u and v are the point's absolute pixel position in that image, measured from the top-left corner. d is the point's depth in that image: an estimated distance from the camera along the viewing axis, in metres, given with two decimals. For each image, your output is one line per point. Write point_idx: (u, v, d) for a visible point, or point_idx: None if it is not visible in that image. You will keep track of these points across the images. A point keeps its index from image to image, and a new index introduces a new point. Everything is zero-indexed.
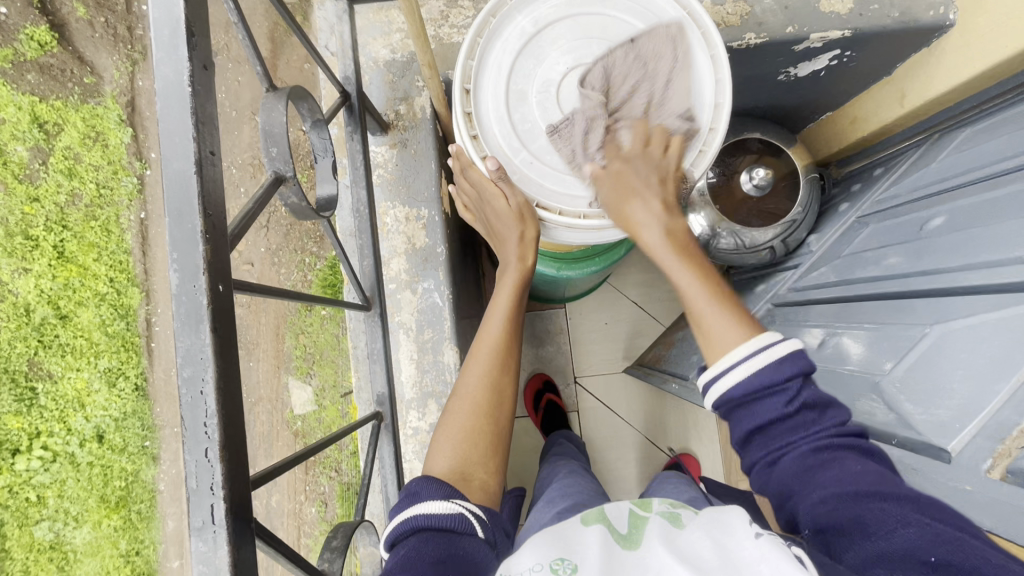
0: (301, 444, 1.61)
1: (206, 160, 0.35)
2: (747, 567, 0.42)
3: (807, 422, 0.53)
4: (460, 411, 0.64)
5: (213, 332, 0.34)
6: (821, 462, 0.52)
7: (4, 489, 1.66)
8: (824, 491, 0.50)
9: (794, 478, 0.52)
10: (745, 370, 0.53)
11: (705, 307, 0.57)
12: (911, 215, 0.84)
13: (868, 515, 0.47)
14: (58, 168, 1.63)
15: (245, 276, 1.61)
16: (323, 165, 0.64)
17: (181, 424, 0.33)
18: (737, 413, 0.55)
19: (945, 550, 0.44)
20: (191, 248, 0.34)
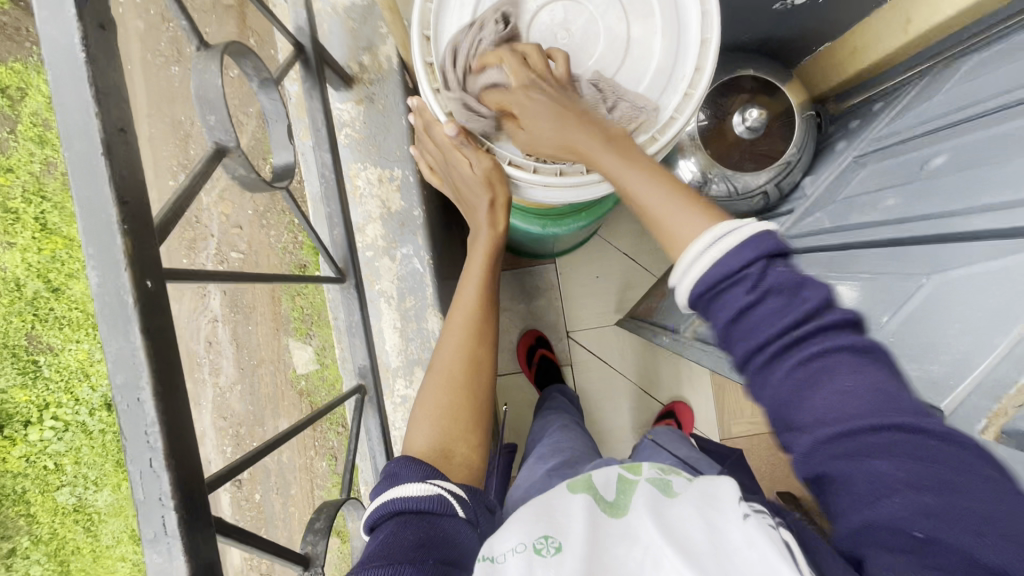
0: (307, 402, 1.60)
1: (117, 139, 0.31)
2: (736, 554, 0.40)
3: (778, 315, 0.43)
4: (436, 388, 0.63)
5: (144, 334, 0.31)
6: (809, 379, 0.43)
7: (21, 459, 1.66)
8: (813, 424, 0.42)
9: (782, 405, 0.44)
10: (708, 256, 0.44)
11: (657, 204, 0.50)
12: (911, 154, 0.80)
13: (854, 476, 0.40)
14: (27, 135, 1.53)
15: (236, 240, 1.55)
16: (278, 131, 0.59)
17: (120, 433, 0.31)
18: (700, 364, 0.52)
19: (935, 525, 0.37)
20: (108, 242, 0.30)
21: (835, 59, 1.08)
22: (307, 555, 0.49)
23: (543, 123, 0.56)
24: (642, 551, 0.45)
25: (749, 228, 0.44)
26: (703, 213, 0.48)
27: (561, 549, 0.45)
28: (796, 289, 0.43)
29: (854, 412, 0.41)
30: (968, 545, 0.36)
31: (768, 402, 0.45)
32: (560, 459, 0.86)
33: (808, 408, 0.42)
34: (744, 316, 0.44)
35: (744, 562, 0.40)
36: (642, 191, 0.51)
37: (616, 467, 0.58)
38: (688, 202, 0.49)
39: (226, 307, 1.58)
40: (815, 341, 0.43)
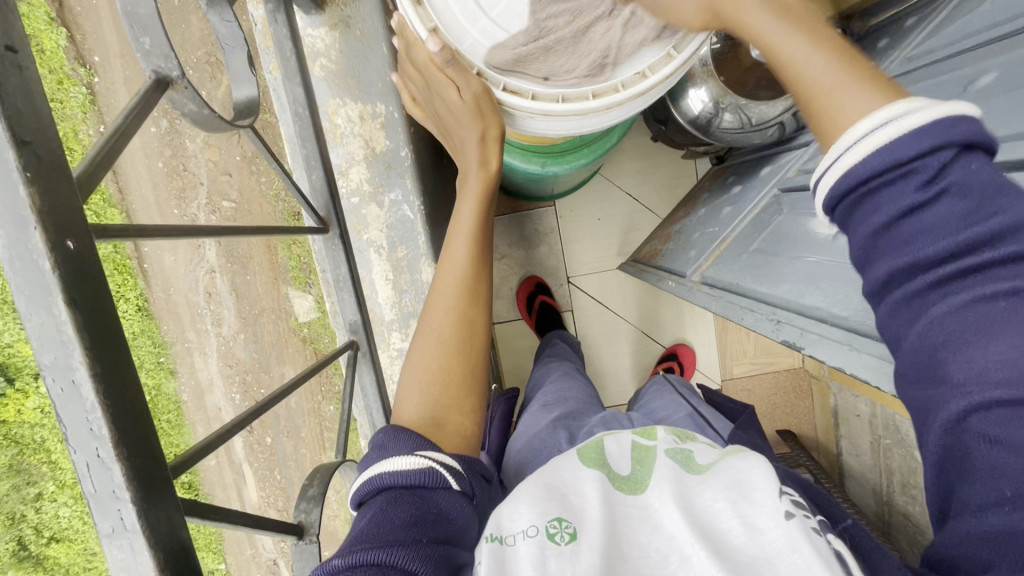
0: (311, 350, 1.58)
1: (7, 64, 0.24)
2: (774, 554, 0.40)
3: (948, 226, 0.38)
4: (426, 349, 0.59)
5: (72, 307, 0.25)
6: (984, 321, 0.37)
7: (37, 410, 1.78)
8: (972, 374, 0.37)
9: (936, 342, 0.39)
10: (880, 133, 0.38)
11: (826, 80, 0.41)
12: (946, 76, 0.72)
13: (991, 462, 0.37)
14: None
15: (227, 189, 1.48)
16: (237, 59, 0.50)
17: (60, 422, 0.26)
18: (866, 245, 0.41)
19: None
20: (8, 192, 0.24)
21: None
22: (301, 524, 0.47)
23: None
24: (666, 542, 0.44)
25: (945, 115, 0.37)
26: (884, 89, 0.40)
27: (575, 537, 0.43)
28: (983, 207, 0.37)
29: None
30: None
31: (916, 343, 0.40)
32: (562, 410, 0.83)
33: (974, 351, 0.37)
34: (906, 226, 0.39)
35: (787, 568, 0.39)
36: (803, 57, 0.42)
37: (629, 432, 0.57)
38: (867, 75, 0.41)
39: (222, 258, 1.54)
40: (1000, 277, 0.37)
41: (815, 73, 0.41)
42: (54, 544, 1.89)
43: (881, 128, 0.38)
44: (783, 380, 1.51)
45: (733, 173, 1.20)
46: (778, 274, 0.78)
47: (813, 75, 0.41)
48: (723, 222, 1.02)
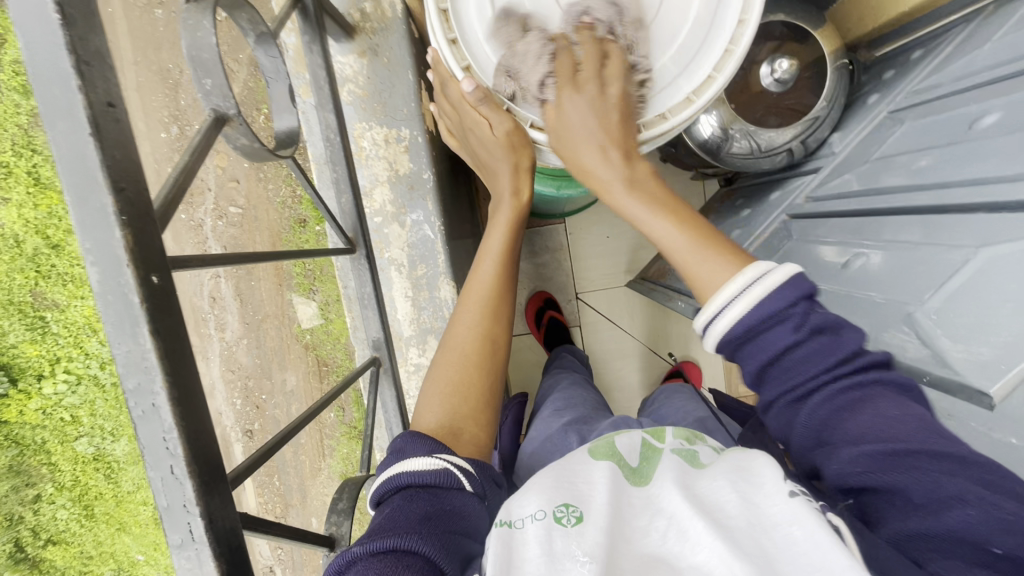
0: (313, 356, 1.61)
1: (107, 118, 0.27)
2: (776, 529, 0.41)
3: (821, 344, 0.47)
4: (448, 364, 0.61)
5: (154, 335, 0.28)
6: (846, 404, 0.47)
7: (39, 411, 1.80)
8: (855, 442, 0.46)
9: (821, 430, 0.48)
10: (743, 304, 0.47)
11: (688, 254, 0.50)
12: (951, 114, 0.76)
13: (912, 490, 0.43)
14: (12, 85, 1.60)
15: (234, 195, 1.52)
16: (278, 90, 0.53)
17: (137, 442, 0.29)
18: (744, 351, 0.49)
19: (1013, 541, 0.40)
20: (105, 234, 0.27)
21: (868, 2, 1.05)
22: (332, 537, 0.49)
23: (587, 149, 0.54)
24: (665, 521, 0.45)
25: (778, 280, 0.47)
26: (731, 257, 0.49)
27: (582, 519, 0.45)
28: (837, 335, 0.48)
29: (905, 435, 0.45)
30: None
31: (806, 432, 0.49)
32: (573, 414, 0.85)
33: (855, 424, 0.47)
34: (789, 355, 0.48)
35: (786, 539, 0.41)
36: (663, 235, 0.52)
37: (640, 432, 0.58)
38: (717, 246, 0.50)
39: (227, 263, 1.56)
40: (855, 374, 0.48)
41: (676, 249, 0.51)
42: (51, 546, 1.91)
43: (742, 296, 0.47)
44: None
45: (741, 195, 1.24)
46: None
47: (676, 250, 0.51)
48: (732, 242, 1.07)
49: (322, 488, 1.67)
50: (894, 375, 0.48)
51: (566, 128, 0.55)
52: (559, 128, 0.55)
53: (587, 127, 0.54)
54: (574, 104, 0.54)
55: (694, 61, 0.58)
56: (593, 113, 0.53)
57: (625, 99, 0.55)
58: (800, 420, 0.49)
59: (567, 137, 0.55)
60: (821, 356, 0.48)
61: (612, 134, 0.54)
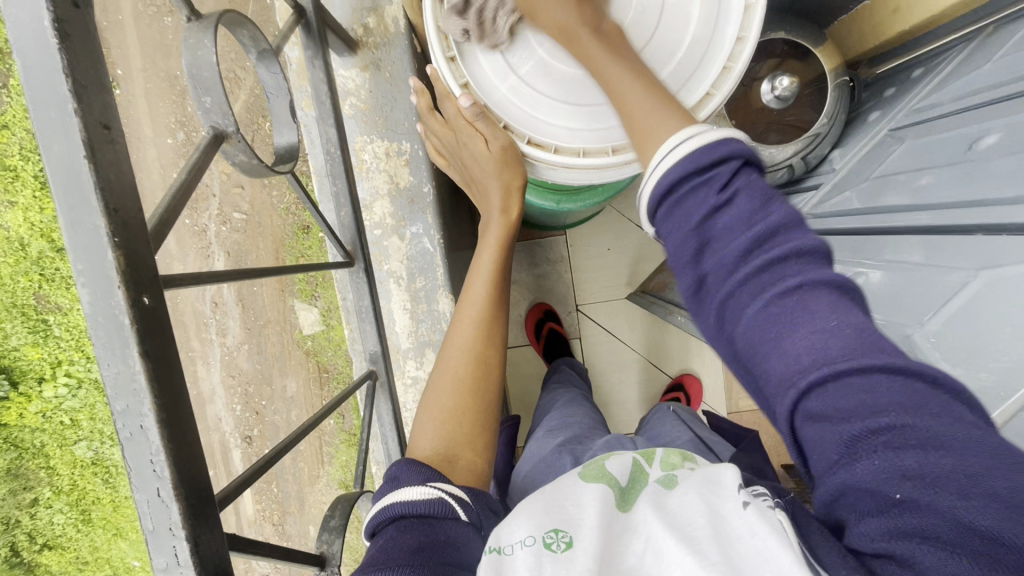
0: (313, 363, 1.61)
1: (102, 141, 0.27)
2: (738, 540, 0.41)
3: (744, 215, 0.42)
4: (443, 389, 0.61)
5: (144, 357, 0.28)
6: (782, 309, 0.40)
7: (38, 415, 1.80)
8: (783, 360, 0.39)
9: (752, 339, 0.41)
10: (682, 153, 0.44)
11: (639, 106, 0.49)
12: (952, 133, 0.75)
13: (825, 434, 0.37)
14: (21, 89, 1.61)
15: (238, 201, 1.52)
16: (279, 105, 0.53)
17: (124, 465, 0.28)
18: (670, 214, 0.45)
19: (915, 485, 0.34)
20: (98, 255, 0.27)
21: (873, 20, 1.05)
22: (323, 554, 0.48)
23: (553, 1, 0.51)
24: (643, 543, 0.45)
25: (717, 134, 0.44)
26: (682, 110, 0.48)
27: (572, 545, 0.44)
28: (760, 219, 0.42)
29: (836, 349, 0.37)
30: (951, 507, 0.33)
31: (743, 338, 0.42)
32: (566, 434, 0.85)
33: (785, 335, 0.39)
34: (713, 227, 0.43)
35: (750, 551, 0.40)
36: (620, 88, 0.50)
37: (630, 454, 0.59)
38: (667, 100, 0.49)
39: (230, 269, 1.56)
40: (785, 274, 0.41)
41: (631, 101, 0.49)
42: (47, 551, 1.91)
43: (679, 150, 0.44)
44: None
45: None
46: None
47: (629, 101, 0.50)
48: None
49: (319, 496, 1.66)
50: (833, 275, 0.40)
51: None
52: None
53: None
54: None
55: (692, 76, 0.58)
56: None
57: None
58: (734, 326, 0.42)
59: None
60: (741, 234, 0.42)
61: None
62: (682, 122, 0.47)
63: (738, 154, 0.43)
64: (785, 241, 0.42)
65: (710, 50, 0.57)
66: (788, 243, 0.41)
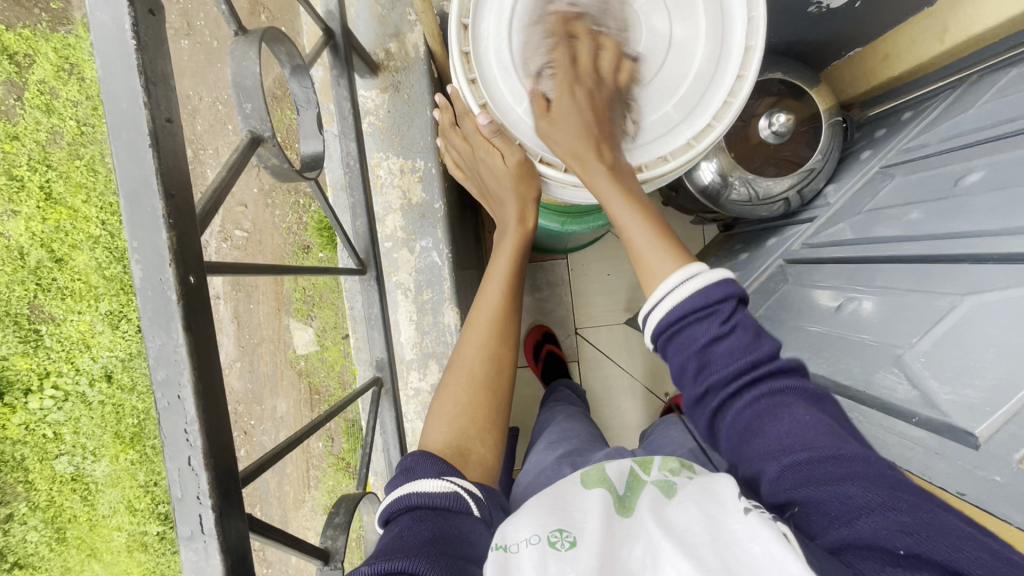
0: (305, 383, 1.61)
1: (165, 132, 0.30)
2: (737, 544, 0.41)
3: (743, 344, 0.51)
4: (457, 384, 0.64)
5: (187, 331, 0.30)
6: (763, 410, 0.50)
7: (21, 426, 1.78)
8: (770, 450, 0.48)
9: (740, 432, 0.51)
10: (679, 296, 0.52)
11: (646, 244, 0.56)
12: (942, 169, 0.79)
13: (826, 497, 0.44)
14: (35, 103, 1.66)
15: (240, 219, 1.55)
16: (307, 119, 0.57)
17: (158, 432, 0.30)
18: (673, 344, 0.53)
19: (914, 541, 0.40)
20: (153, 235, 0.29)
21: (867, 65, 1.14)
22: (326, 550, 0.48)
23: (571, 138, 0.58)
24: (645, 548, 0.45)
25: (710, 278, 0.52)
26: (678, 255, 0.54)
27: (575, 544, 0.46)
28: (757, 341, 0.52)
29: (814, 438, 0.47)
30: (946, 559, 0.39)
31: (729, 435, 0.52)
32: (567, 447, 0.87)
33: (769, 429, 0.49)
34: (717, 351, 0.51)
35: (746, 555, 0.40)
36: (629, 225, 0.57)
37: (628, 461, 0.60)
38: (669, 244, 0.55)
39: (228, 285, 1.58)
40: (770, 381, 0.51)
41: (636, 236, 0.56)
42: (16, 570, 1.87)
43: (685, 284, 0.52)
44: None
45: (741, 241, 1.28)
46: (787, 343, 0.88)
47: (635, 237, 0.56)
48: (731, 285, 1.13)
49: (304, 521, 1.62)
50: (807, 386, 0.51)
51: (555, 120, 0.59)
52: (546, 121, 0.59)
53: (574, 118, 0.58)
54: (567, 93, 0.58)
55: (680, 125, 0.62)
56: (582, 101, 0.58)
57: (607, 104, 0.60)
58: (725, 421, 0.52)
59: (553, 126, 0.59)
60: (741, 357, 0.51)
61: (597, 130, 0.58)
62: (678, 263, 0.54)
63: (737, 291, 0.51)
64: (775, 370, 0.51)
65: (702, 104, 0.61)
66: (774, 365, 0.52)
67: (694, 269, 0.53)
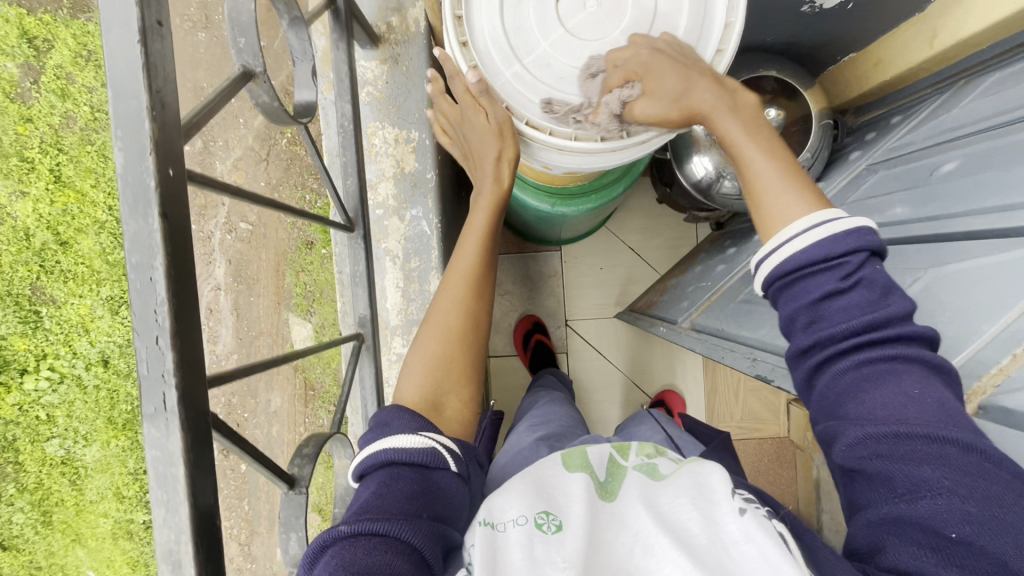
0: (301, 378, 1.61)
1: (154, 33, 0.32)
2: (732, 545, 0.49)
3: (861, 302, 0.53)
4: (434, 339, 0.67)
5: (163, 218, 0.32)
6: (870, 375, 0.53)
7: (15, 407, 1.80)
8: (864, 414, 0.52)
9: (836, 393, 0.54)
10: (801, 241, 0.55)
11: (771, 186, 0.58)
12: (923, 160, 0.81)
13: (898, 475, 0.49)
14: (50, 87, 1.68)
15: (245, 212, 1.58)
16: (302, 70, 0.59)
17: (131, 311, 0.32)
18: (787, 291, 0.57)
19: (970, 530, 0.45)
20: (136, 126, 0.31)
21: (859, 70, 1.17)
22: (292, 475, 0.50)
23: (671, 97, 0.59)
24: (632, 537, 0.52)
25: (846, 224, 0.54)
26: (807, 196, 0.57)
27: (561, 527, 0.52)
28: (881, 300, 0.53)
29: (913, 414, 0.50)
30: (998, 551, 0.44)
31: (824, 391, 0.55)
32: (545, 431, 0.88)
33: (871, 393, 0.52)
34: (830, 306, 0.54)
35: (739, 555, 0.48)
36: (755, 168, 0.60)
37: (608, 448, 0.65)
38: (801, 186, 0.58)
39: (230, 276, 1.58)
40: (886, 347, 0.53)
41: (762, 176, 0.59)
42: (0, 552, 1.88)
43: (812, 230, 0.55)
44: (767, 446, 1.54)
45: (731, 237, 1.28)
46: (759, 321, 0.88)
47: (761, 177, 0.59)
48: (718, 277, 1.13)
49: None
50: (933, 358, 0.51)
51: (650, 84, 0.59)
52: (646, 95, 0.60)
53: (681, 80, 0.58)
54: (658, 60, 0.59)
55: None
56: (685, 54, 0.60)
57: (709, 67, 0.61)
58: (825, 377, 0.55)
59: (654, 94, 0.60)
60: (855, 313, 0.54)
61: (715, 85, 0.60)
62: (806, 206, 0.57)
63: (870, 244, 0.53)
64: (898, 329, 0.53)
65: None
66: (894, 328, 0.53)
67: (830, 215, 0.55)
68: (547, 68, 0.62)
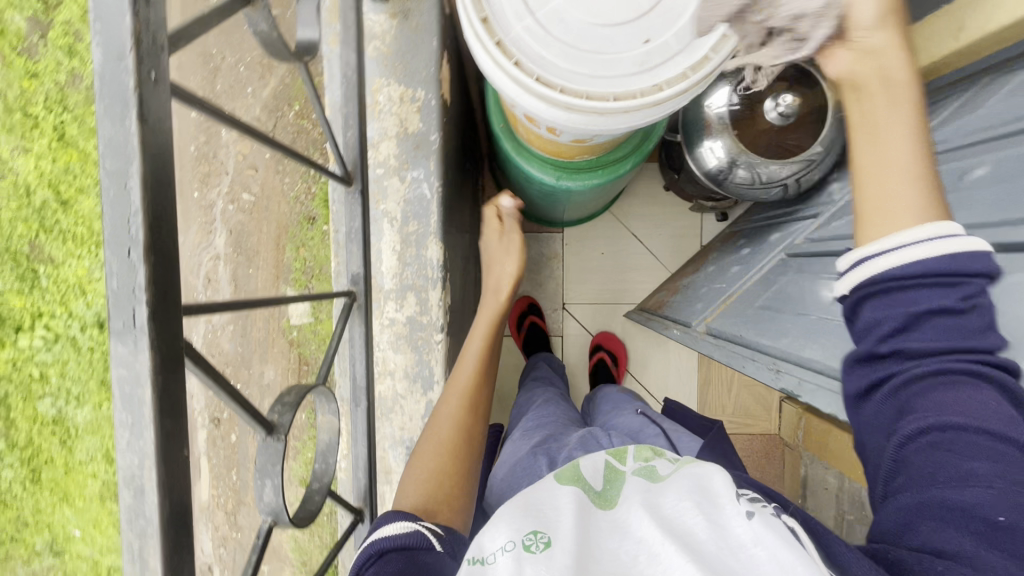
0: (295, 353, 1.55)
1: None
2: (742, 550, 0.45)
3: (966, 324, 0.51)
4: (428, 453, 0.70)
5: (141, 122, 0.30)
6: (951, 381, 0.51)
7: (9, 363, 1.78)
8: (930, 410, 0.51)
9: (908, 396, 0.53)
10: (928, 249, 0.51)
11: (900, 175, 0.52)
12: (948, 167, 0.80)
13: (950, 464, 0.48)
14: (58, 44, 1.62)
15: (250, 181, 1.50)
16: (307, 6, 0.56)
17: (102, 222, 0.30)
18: (886, 296, 0.53)
19: (1017, 516, 0.45)
20: (116, 17, 0.29)
21: None
22: (272, 421, 0.49)
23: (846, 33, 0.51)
24: (636, 544, 0.48)
25: (970, 247, 0.50)
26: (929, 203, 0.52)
27: (549, 545, 0.48)
28: (987, 329, 0.51)
29: (988, 418, 0.49)
30: None
31: (892, 394, 0.54)
32: (541, 437, 0.88)
33: (952, 397, 0.51)
34: (934, 322, 0.51)
35: (751, 559, 0.45)
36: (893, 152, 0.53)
37: (602, 454, 0.64)
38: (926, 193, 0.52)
39: (229, 245, 1.53)
40: (976, 361, 0.51)
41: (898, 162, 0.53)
42: None
43: (950, 242, 0.50)
44: (757, 443, 1.54)
45: (743, 236, 1.25)
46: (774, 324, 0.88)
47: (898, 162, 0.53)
48: (731, 279, 1.14)
49: None
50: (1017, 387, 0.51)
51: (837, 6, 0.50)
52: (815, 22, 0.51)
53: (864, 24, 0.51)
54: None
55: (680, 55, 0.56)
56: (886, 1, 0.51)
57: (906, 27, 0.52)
58: (897, 381, 0.53)
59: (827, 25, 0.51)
60: (956, 333, 0.51)
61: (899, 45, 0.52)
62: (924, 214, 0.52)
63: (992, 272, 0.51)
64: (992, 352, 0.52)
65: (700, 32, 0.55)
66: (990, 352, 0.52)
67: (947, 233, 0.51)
68: (560, 23, 0.54)
